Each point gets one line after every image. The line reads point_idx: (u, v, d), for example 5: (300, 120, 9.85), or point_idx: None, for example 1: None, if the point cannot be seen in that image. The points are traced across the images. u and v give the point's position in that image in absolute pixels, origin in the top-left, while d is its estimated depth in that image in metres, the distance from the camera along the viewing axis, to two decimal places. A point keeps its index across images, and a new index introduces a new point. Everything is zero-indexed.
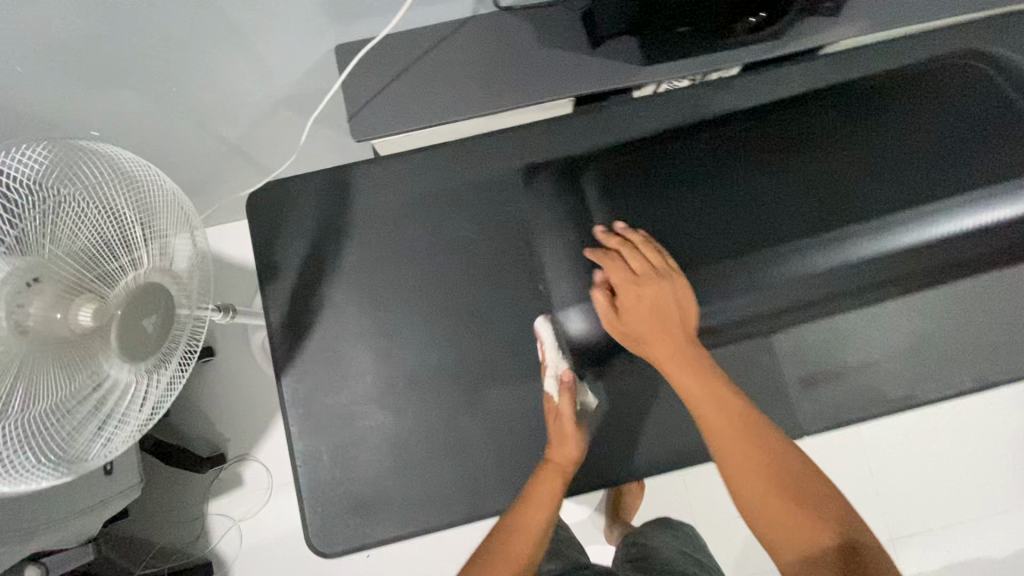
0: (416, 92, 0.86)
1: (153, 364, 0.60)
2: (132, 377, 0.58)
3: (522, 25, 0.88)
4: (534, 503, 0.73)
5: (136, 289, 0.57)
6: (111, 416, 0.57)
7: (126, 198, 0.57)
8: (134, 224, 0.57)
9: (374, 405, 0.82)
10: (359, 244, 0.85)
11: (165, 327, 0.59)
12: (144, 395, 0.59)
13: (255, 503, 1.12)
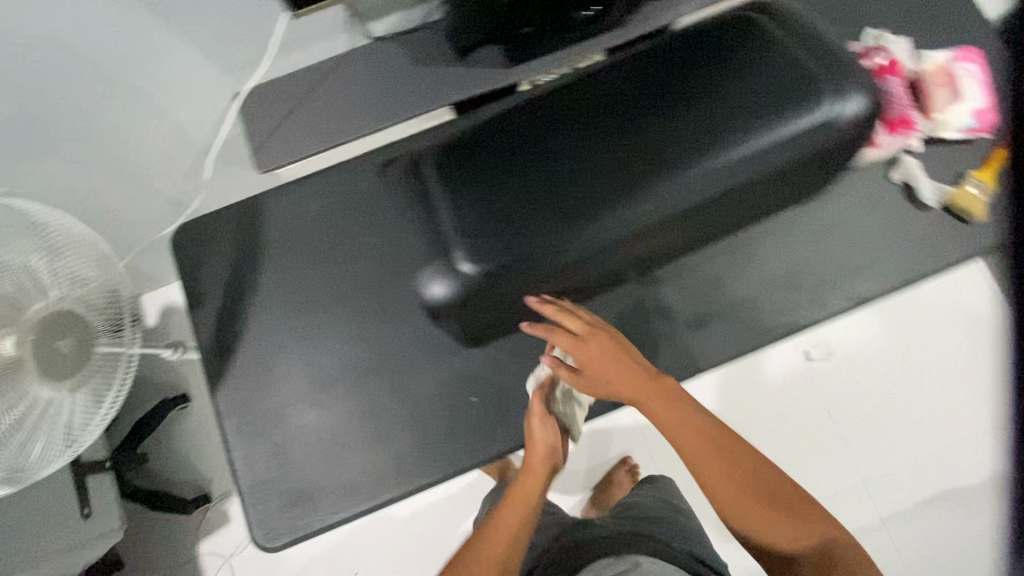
0: (307, 121, 0.96)
1: (73, 383, 0.72)
2: (53, 394, 0.70)
3: (394, 47, 0.98)
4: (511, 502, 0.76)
5: (51, 318, 0.70)
6: (37, 428, 0.70)
7: (39, 244, 0.71)
8: (46, 266, 0.71)
9: (301, 404, 0.89)
10: (273, 263, 0.94)
11: (80, 350, 0.73)
12: (66, 409, 0.72)
13: (229, 524, 1.19)
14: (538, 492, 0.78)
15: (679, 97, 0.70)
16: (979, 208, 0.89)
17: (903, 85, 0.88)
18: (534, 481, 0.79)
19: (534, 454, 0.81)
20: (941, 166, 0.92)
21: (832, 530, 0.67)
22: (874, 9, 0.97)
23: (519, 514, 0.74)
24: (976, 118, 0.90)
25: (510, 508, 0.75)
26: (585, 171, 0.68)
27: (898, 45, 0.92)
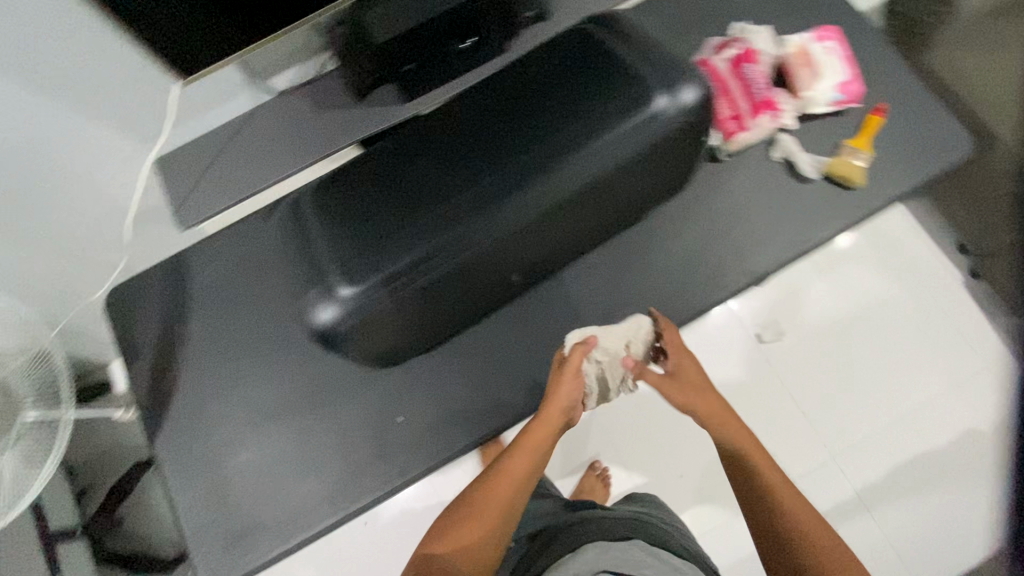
0: (224, 177, 1.02)
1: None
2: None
3: (297, 99, 1.05)
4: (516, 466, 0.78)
5: None
6: None
7: None
8: None
9: (237, 443, 0.94)
10: (200, 312, 0.99)
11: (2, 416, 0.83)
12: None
13: None
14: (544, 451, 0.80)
15: (526, 113, 0.74)
16: (858, 174, 0.93)
17: (759, 71, 0.92)
18: (539, 447, 0.80)
19: (549, 407, 0.82)
20: (818, 139, 0.96)
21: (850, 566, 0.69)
22: (738, 3, 1.03)
23: (526, 465, 0.78)
24: (842, 91, 0.94)
25: (515, 463, 0.78)
26: (440, 192, 0.73)
27: (760, 33, 0.98)
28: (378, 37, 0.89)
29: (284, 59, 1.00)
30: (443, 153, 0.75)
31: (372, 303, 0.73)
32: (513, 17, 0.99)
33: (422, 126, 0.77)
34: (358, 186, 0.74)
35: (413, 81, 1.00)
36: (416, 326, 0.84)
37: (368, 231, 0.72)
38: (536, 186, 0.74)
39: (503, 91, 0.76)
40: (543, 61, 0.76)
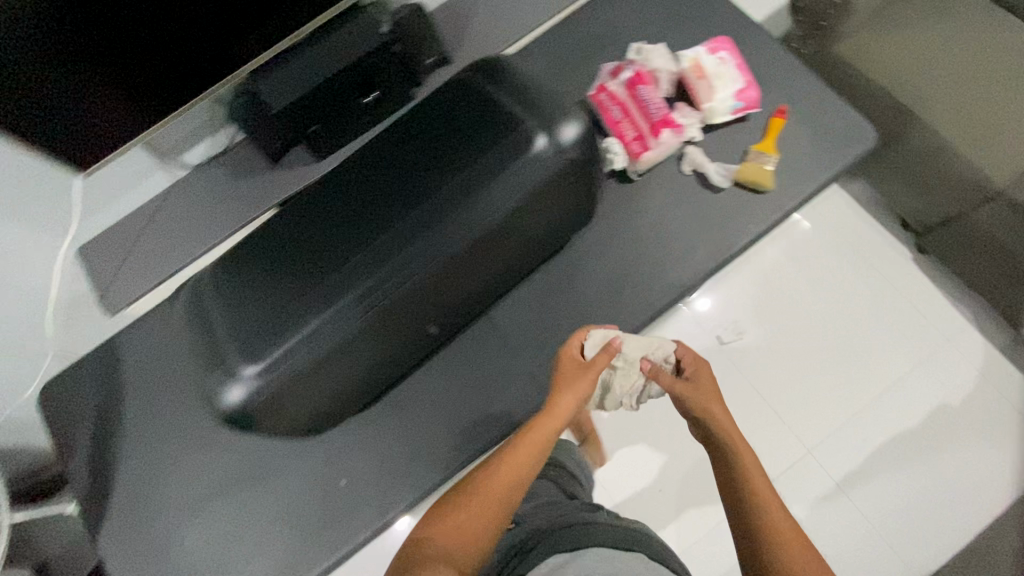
0: (145, 259, 1.02)
1: None
2: None
3: (210, 171, 1.04)
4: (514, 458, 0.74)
5: None
6: None
7: None
8: None
9: (179, 530, 0.91)
10: (134, 399, 0.97)
11: None
12: None
13: None
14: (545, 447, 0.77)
15: (412, 169, 0.74)
16: (767, 177, 0.94)
17: (652, 94, 0.95)
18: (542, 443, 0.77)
19: (563, 398, 0.79)
20: (725, 148, 0.98)
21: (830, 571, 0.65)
22: (632, 25, 1.05)
23: (532, 457, 0.75)
24: (740, 99, 0.96)
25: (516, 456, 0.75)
26: (336, 258, 0.72)
27: (655, 52, 0.99)
28: (275, 101, 0.89)
29: (193, 135, 1.01)
30: (335, 219, 0.74)
31: (273, 381, 0.71)
32: (412, 65, 1.01)
33: (312, 195, 0.77)
34: (253, 263, 0.74)
35: (323, 140, 1.01)
36: (335, 394, 0.82)
37: (263, 306, 0.72)
38: (430, 240, 0.73)
39: (387, 150, 0.76)
40: (424, 116, 0.77)
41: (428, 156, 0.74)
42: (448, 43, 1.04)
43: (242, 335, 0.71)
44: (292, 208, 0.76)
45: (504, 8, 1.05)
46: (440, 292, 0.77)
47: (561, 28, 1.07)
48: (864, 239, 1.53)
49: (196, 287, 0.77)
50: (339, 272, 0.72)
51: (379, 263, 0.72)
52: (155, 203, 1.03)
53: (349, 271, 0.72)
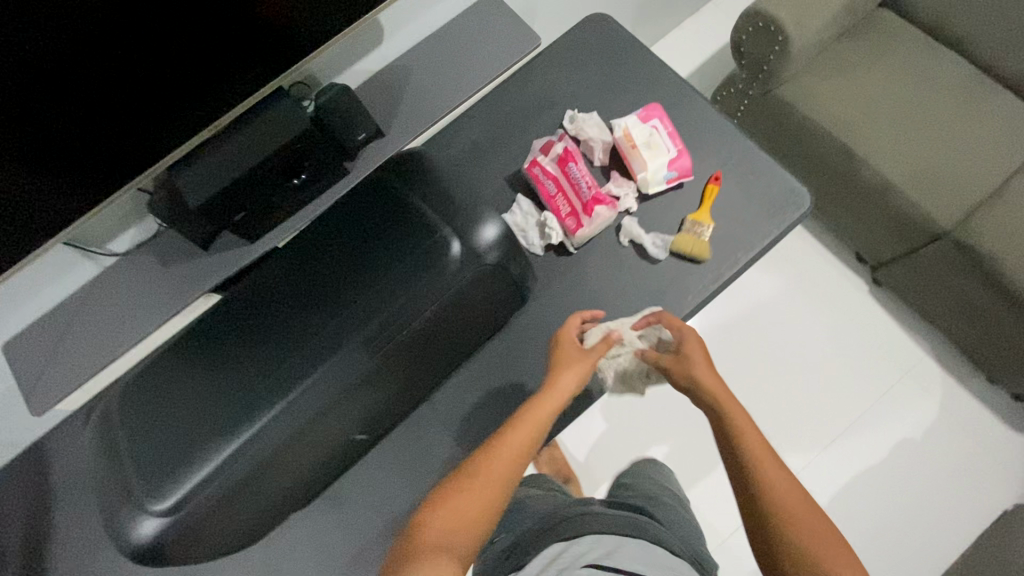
0: (68, 356, 0.96)
1: None
2: None
3: (138, 259, 1.00)
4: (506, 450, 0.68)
5: None
6: None
7: None
8: None
9: None
10: (69, 502, 0.94)
11: None
12: None
13: None
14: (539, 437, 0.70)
15: (327, 290, 0.82)
16: (704, 248, 0.93)
17: (582, 172, 0.93)
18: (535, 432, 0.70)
19: (564, 375, 0.75)
20: (662, 218, 0.97)
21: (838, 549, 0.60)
22: (566, 93, 1.05)
23: (534, 438, 0.70)
24: (673, 168, 0.95)
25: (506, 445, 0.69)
26: (256, 378, 0.77)
27: (589, 123, 0.98)
28: (193, 199, 0.86)
29: (121, 223, 0.99)
30: (253, 340, 0.79)
31: (190, 508, 0.75)
32: (339, 142, 0.96)
33: (226, 316, 0.80)
34: (170, 389, 0.77)
35: (255, 223, 0.96)
36: (263, 515, 0.82)
37: (180, 433, 0.76)
38: (347, 356, 0.79)
39: (301, 271, 0.83)
40: (335, 239, 0.84)
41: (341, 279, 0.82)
42: (381, 116, 1.01)
43: (161, 461, 0.74)
44: (205, 331, 0.80)
45: (436, 74, 1.02)
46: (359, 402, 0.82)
47: (496, 94, 1.06)
48: (821, 275, 1.53)
49: (102, 422, 0.79)
50: (261, 391, 0.77)
51: (297, 380, 0.78)
52: (80, 293, 0.99)
53: (270, 390, 0.77)
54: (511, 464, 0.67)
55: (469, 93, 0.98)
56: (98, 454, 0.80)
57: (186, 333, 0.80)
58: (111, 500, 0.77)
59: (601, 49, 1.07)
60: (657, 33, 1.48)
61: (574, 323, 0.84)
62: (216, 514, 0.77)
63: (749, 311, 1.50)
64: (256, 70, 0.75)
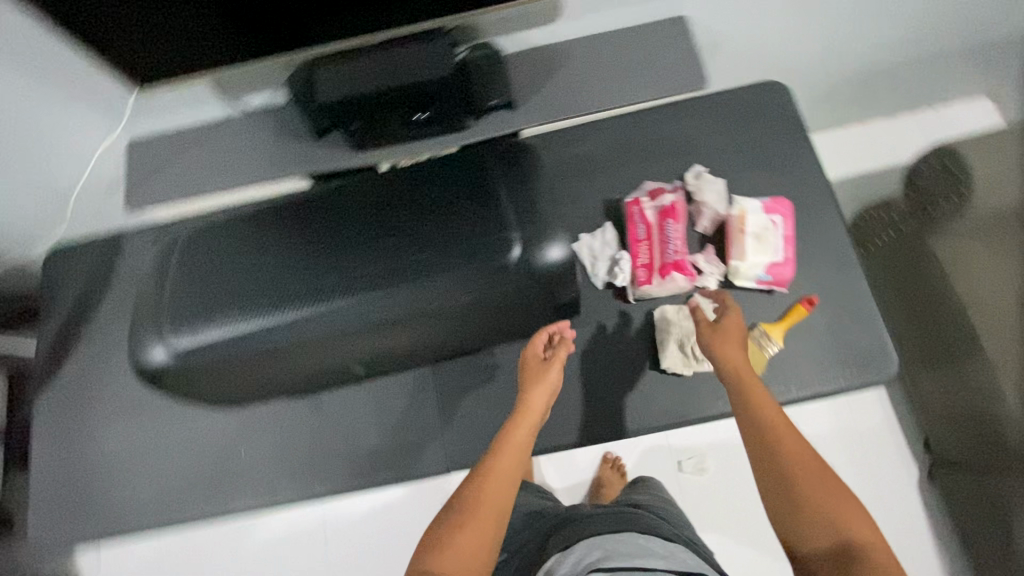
0: (175, 175, 1.08)
1: None
2: None
3: (260, 120, 1.08)
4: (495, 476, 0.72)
5: None
6: None
7: None
8: None
9: (100, 424, 0.99)
10: (116, 293, 1.06)
11: None
12: None
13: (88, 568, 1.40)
14: (516, 464, 0.74)
15: (397, 239, 0.84)
16: (759, 362, 0.87)
17: (676, 232, 0.89)
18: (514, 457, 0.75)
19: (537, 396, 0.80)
20: (734, 312, 0.91)
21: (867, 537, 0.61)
22: (703, 147, 0.99)
23: (516, 464, 0.74)
24: (769, 272, 0.89)
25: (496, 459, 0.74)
26: (303, 282, 0.82)
27: (710, 188, 0.93)
28: (326, 94, 0.92)
29: (260, 85, 1.06)
30: (318, 250, 0.84)
31: (192, 354, 0.84)
32: (472, 99, 0.98)
33: (306, 219, 0.87)
34: (239, 252, 0.85)
35: (366, 135, 1.02)
36: (241, 389, 0.93)
37: (212, 297, 0.83)
38: (384, 301, 0.82)
39: (381, 212, 0.87)
40: (428, 198, 0.87)
41: (411, 233, 0.84)
42: (519, 90, 1.01)
43: (197, 305, 0.82)
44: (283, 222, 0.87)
45: (582, 80, 1.01)
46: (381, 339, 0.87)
47: (634, 118, 1.03)
48: (888, 446, 1.27)
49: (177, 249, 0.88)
50: (298, 293, 0.82)
51: (334, 297, 0.81)
52: (203, 127, 1.09)
53: (306, 295, 0.82)
54: (505, 482, 0.72)
55: (607, 105, 0.96)
56: (158, 269, 0.88)
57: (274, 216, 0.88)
58: (148, 314, 0.85)
59: (762, 118, 1.00)
60: (833, 120, 1.34)
61: (537, 340, 0.86)
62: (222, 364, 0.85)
63: None
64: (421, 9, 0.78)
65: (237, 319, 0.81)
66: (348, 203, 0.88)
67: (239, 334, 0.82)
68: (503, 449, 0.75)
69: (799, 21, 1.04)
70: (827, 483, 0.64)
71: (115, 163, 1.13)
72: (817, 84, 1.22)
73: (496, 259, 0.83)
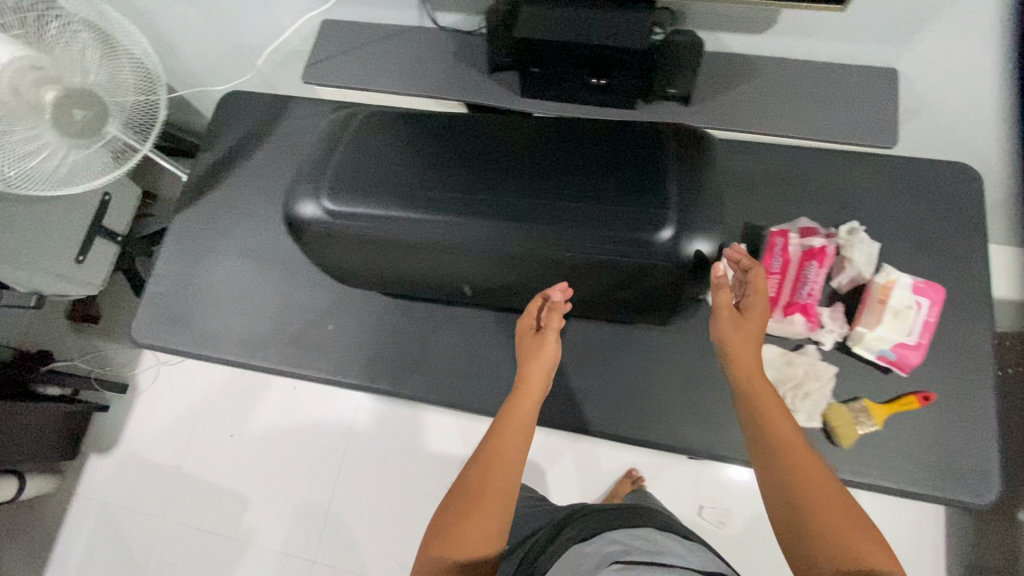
0: (360, 64, 1.17)
1: (76, 140, 0.96)
2: (55, 140, 0.94)
3: (448, 40, 1.14)
4: (501, 461, 0.71)
5: (74, 91, 0.94)
6: (32, 153, 0.93)
7: (99, 43, 0.97)
8: (96, 55, 0.97)
9: (220, 255, 1.09)
10: (270, 147, 1.14)
11: (88, 118, 0.96)
12: (55, 150, 0.94)
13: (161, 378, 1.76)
14: (518, 445, 0.72)
15: (584, 170, 0.73)
16: (849, 435, 0.83)
17: (817, 276, 0.85)
18: (517, 440, 0.72)
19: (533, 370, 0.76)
20: (840, 377, 0.87)
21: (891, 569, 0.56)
22: (864, 206, 0.96)
23: (518, 442, 0.73)
24: (895, 350, 0.84)
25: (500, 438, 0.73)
26: (474, 189, 0.75)
27: (864, 248, 0.88)
28: (523, 29, 0.93)
29: (458, 7, 1.09)
30: (499, 160, 0.76)
31: (341, 225, 0.78)
32: (652, 81, 0.99)
33: (491, 131, 0.80)
34: (418, 143, 0.79)
35: (537, 83, 1.04)
36: (373, 270, 0.89)
37: (378, 176, 0.77)
38: (557, 237, 0.72)
39: (572, 139, 0.77)
40: (631, 137, 0.76)
41: (601, 169, 0.73)
42: (698, 89, 1.02)
43: (360, 180, 0.77)
44: (469, 127, 0.81)
45: (761, 100, 1.00)
46: (530, 270, 0.79)
47: (803, 154, 1.00)
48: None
49: (354, 121, 0.84)
50: (465, 199, 0.74)
51: (504, 216, 0.73)
52: (397, 30, 1.18)
53: (470, 204, 0.74)
54: (511, 463, 0.71)
55: (782, 132, 0.96)
56: (329, 133, 0.84)
57: (461, 120, 0.83)
58: (306, 170, 0.81)
59: (939, 194, 0.95)
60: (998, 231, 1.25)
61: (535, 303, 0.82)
62: (365, 241, 0.80)
63: None
64: None
65: (395, 208, 0.75)
66: (540, 127, 0.80)
67: (392, 223, 0.76)
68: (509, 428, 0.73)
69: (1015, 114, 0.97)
70: (842, 512, 0.60)
71: (306, 37, 1.24)
72: (1000, 187, 1.13)
73: (690, 226, 0.70)
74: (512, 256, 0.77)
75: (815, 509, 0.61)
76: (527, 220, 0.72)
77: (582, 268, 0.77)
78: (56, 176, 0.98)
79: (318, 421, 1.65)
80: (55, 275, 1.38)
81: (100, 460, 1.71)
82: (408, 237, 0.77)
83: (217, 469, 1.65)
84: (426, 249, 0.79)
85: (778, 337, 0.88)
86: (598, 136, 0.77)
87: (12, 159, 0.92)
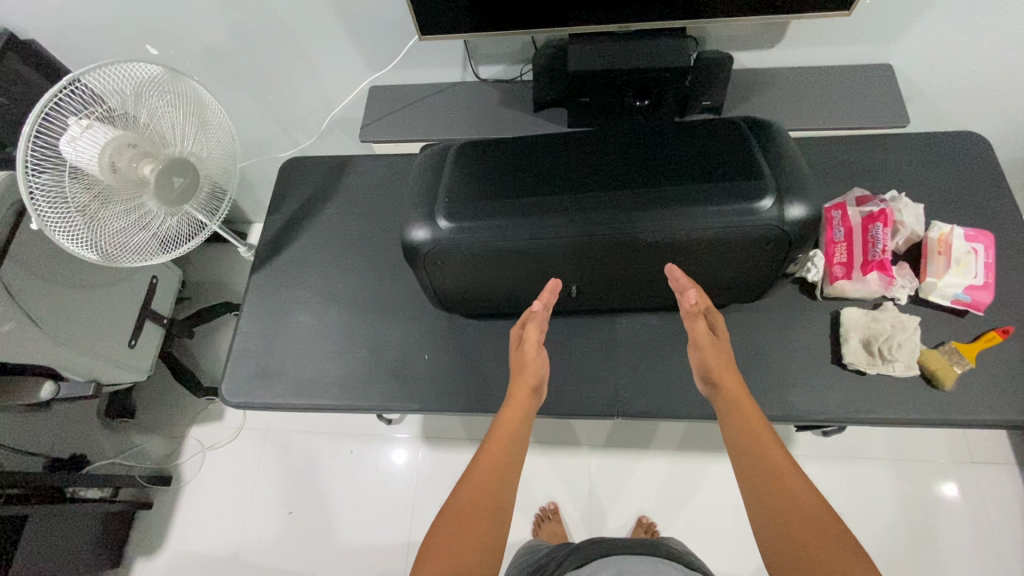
0: (405, 119, 1.21)
1: (175, 207, 1.03)
2: (156, 209, 1.01)
3: (488, 88, 1.22)
4: (486, 480, 0.81)
5: (169, 161, 0.98)
6: (136, 225, 1.01)
7: (182, 110, 1.01)
8: (182, 124, 1.01)
9: (305, 307, 1.12)
10: (339, 203, 1.22)
11: (185, 187, 1.02)
12: (155, 218, 1.03)
13: (201, 464, 1.68)
14: (506, 466, 0.83)
15: (675, 162, 0.83)
16: (950, 376, 0.89)
17: (884, 233, 0.91)
18: (499, 459, 0.84)
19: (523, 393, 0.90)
20: (921, 326, 0.95)
21: (846, 541, 0.67)
22: (886, 181, 1.10)
23: (502, 464, 0.83)
24: (968, 293, 0.93)
25: (489, 455, 0.84)
26: (580, 191, 0.82)
27: (911, 210, 0.97)
28: (574, 64, 1.02)
29: (500, 58, 1.17)
30: (596, 164, 0.85)
31: (462, 239, 0.83)
32: (689, 97, 1.10)
33: (579, 142, 0.89)
34: (515, 162, 0.88)
35: (581, 113, 1.14)
36: (480, 286, 0.94)
37: (490, 194, 0.84)
38: (666, 220, 0.79)
39: (655, 139, 0.87)
40: (705, 132, 0.87)
41: (691, 160, 0.83)
42: (729, 100, 1.13)
43: (470, 200, 0.84)
44: (558, 142, 0.90)
45: (791, 100, 1.11)
46: (635, 257, 0.85)
47: (824, 144, 1.14)
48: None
49: (450, 153, 0.93)
50: (574, 200, 0.82)
51: (613, 210, 0.80)
52: (438, 87, 1.23)
53: (579, 203, 0.81)
54: (504, 488, 0.81)
55: (802, 127, 1.10)
56: (426, 166, 0.93)
57: (548, 137, 0.92)
58: (412, 200, 0.88)
59: (946, 164, 1.10)
60: None
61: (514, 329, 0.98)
62: (477, 255, 0.85)
63: (897, 501, 1.35)
64: (681, 10, 0.93)
65: (510, 218, 0.82)
66: (622, 134, 0.90)
67: (505, 232, 0.82)
68: (493, 446, 0.85)
69: (1002, 91, 1.12)
70: (800, 496, 0.73)
71: (349, 104, 1.34)
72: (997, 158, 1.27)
73: (785, 195, 0.78)
74: (619, 247, 0.83)
75: (778, 498, 0.74)
76: (636, 212, 0.79)
77: (687, 249, 0.83)
78: (156, 241, 1.06)
79: (382, 484, 1.60)
80: (114, 361, 1.36)
81: (149, 562, 1.59)
82: (520, 244, 0.83)
83: (281, 551, 1.56)
84: (537, 253, 0.85)
85: (862, 295, 0.95)
86: (676, 135, 0.87)
87: (114, 233, 0.99)
